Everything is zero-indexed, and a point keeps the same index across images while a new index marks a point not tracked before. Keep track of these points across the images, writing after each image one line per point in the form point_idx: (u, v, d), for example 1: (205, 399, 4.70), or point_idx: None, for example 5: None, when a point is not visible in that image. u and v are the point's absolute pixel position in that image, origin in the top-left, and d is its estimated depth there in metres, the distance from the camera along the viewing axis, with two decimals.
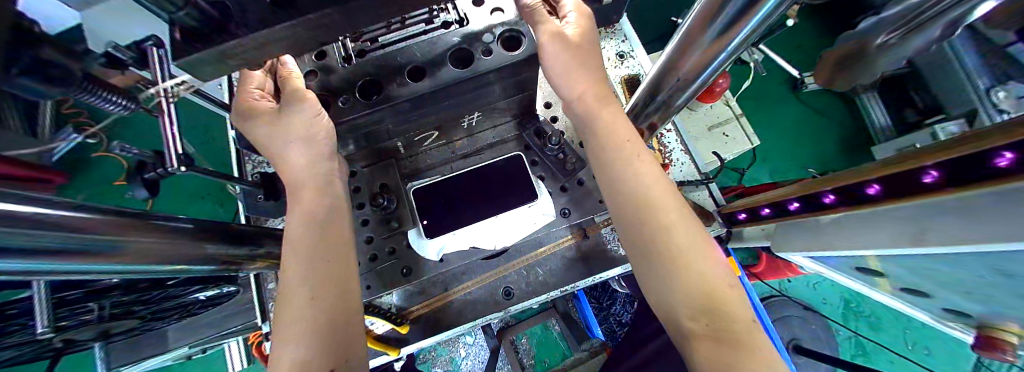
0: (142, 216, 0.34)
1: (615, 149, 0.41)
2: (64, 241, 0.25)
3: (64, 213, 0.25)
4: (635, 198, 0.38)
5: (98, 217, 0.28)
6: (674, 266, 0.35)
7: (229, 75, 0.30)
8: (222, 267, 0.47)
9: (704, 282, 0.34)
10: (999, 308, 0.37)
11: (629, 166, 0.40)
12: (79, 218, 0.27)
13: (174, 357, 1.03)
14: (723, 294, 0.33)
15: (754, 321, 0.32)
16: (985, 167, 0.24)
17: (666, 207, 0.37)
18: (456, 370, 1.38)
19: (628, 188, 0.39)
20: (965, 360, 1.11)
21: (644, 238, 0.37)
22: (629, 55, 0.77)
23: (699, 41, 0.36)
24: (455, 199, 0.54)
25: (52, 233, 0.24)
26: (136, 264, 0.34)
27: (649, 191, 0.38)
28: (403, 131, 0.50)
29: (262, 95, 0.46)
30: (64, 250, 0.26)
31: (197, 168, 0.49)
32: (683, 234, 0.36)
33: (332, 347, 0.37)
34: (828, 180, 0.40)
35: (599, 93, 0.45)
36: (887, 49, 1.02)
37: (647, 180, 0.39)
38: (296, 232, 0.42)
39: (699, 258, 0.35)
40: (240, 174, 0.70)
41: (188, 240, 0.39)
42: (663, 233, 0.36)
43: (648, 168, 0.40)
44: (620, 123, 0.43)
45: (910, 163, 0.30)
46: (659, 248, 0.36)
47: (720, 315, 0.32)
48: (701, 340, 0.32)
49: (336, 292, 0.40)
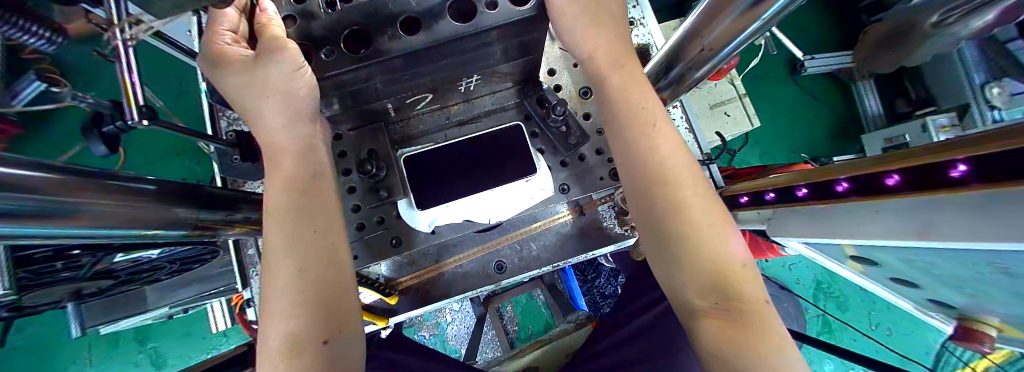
0: (98, 174, 0.29)
1: (632, 120, 0.38)
2: (19, 200, 0.22)
3: (13, 167, 0.22)
4: (651, 174, 0.36)
5: (54, 176, 0.25)
6: (687, 245, 0.34)
7: (191, 9, 0.25)
8: (196, 233, 0.43)
9: (717, 263, 0.33)
10: (983, 299, 0.38)
11: (644, 137, 0.37)
12: (36, 177, 0.23)
13: (156, 316, 1.01)
14: (735, 275, 0.33)
15: (766, 302, 0.32)
16: (1010, 166, 0.22)
17: (682, 182, 0.35)
18: (442, 334, 1.42)
19: (643, 164, 0.37)
20: (930, 345, 1.19)
21: (657, 216, 0.36)
22: (640, 23, 0.71)
23: (728, 12, 0.32)
24: (447, 170, 0.50)
25: (2, 194, 0.21)
26: (102, 227, 0.31)
27: (667, 166, 0.36)
28: (394, 93, 0.45)
29: (236, 40, 0.40)
30: (17, 211, 0.22)
31: (164, 123, 0.43)
32: (698, 212, 0.34)
33: (328, 317, 0.36)
34: (853, 165, 0.38)
35: (615, 60, 0.41)
36: (943, 28, 1.04)
37: (665, 155, 0.37)
38: (276, 201, 0.39)
39: (715, 239, 0.34)
40: (213, 131, 0.64)
41: (157, 203, 0.35)
42: (679, 213, 0.34)
43: (665, 139, 0.37)
44: (639, 95, 0.40)
45: (944, 155, 0.28)
46: (673, 226, 0.34)
47: (729, 295, 0.32)
48: (709, 319, 0.33)
49: (329, 262, 0.38)
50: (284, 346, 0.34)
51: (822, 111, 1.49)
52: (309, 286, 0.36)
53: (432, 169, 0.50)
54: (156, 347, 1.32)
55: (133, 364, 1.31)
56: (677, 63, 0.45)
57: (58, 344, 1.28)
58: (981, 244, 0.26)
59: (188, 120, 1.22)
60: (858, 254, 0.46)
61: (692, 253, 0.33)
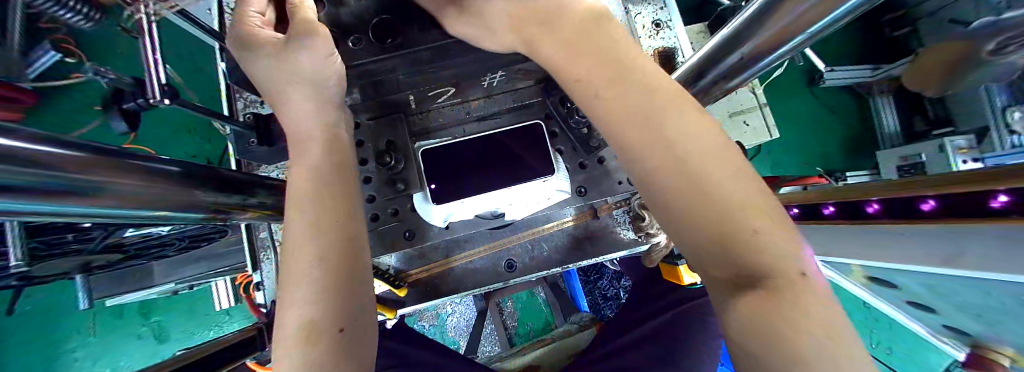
0: (118, 154, 0.29)
1: (615, 63, 0.33)
2: (38, 178, 0.21)
3: (31, 144, 0.21)
4: (638, 118, 0.31)
5: (80, 154, 0.24)
6: (688, 198, 0.28)
7: None
8: (213, 216, 0.43)
9: (727, 221, 0.26)
10: (1003, 329, 0.37)
11: (632, 77, 0.32)
12: (64, 156, 0.23)
13: (162, 291, 1.02)
14: (755, 233, 0.25)
15: (805, 276, 0.24)
16: None
17: (676, 123, 0.30)
18: (442, 325, 1.44)
19: (630, 107, 0.31)
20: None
21: (651, 169, 0.30)
22: (667, 25, 0.69)
23: (772, 22, 0.31)
24: (464, 166, 0.49)
25: (32, 170, 0.20)
26: (122, 208, 0.30)
27: (655, 106, 0.31)
28: (417, 85, 0.44)
29: (264, 22, 0.40)
30: (37, 189, 0.22)
31: (185, 104, 0.43)
32: (697, 156, 0.28)
33: (344, 304, 0.36)
34: (896, 184, 0.37)
35: (595, 16, 0.36)
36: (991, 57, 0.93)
37: (653, 94, 0.31)
38: (302, 187, 0.38)
39: (716, 194, 0.27)
40: (230, 112, 0.63)
41: (177, 185, 0.34)
42: (669, 167, 0.29)
43: (654, 79, 0.32)
44: (626, 48, 0.34)
45: (989, 182, 0.27)
46: (669, 178, 0.29)
47: (747, 261, 0.25)
48: (739, 302, 0.25)
49: (345, 253, 0.38)
50: (297, 331, 0.33)
51: (837, 125, 1.47)
52: (323, 274, 0.35)
53: (450, 165, 0.49)
54: (158, 321, 1.34)
55: (135, 336, 1.33)
56: (708, 71, 0.44)
57: (64, 312, 1.30)
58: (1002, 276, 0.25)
59: (202, 98, 1.21)
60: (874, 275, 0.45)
61: (697, 211, 0.27)
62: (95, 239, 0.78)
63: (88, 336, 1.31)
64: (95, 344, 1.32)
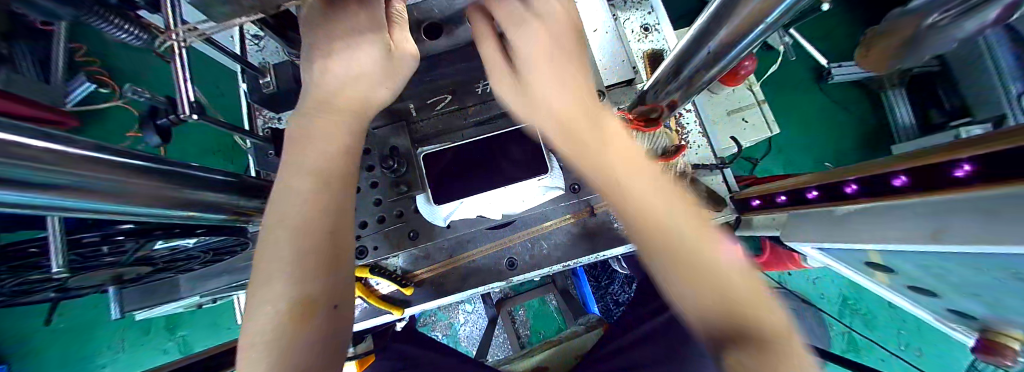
0: (153, 160, 0.32)
1: (592, 115, 0.37)
2: (86, 178, 0.25)
3: (81, 150, 0.24)
4: (611, 166, 0.34)
5: (121, 159, 0.28)
6: (666, 239, 0.29)
7: None
8: (234, 218, 0.47)
9: (700, 264, 0.28)
10: (1003, 308, 0.37)
11: (608, 131, 0.37)
12: (108, 160, 0.27)
13: (187, 305, 1.07)
14: (724, 277, 0.27)
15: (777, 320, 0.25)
16: (1008, 166, 0.23)
17: (644, 175, 0.34)
18: (455, 335, 1.44)
19: (606, 156, 0.35)
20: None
21: (630, 212, 0.32)
22: (655, 29, 0.72)
23: (729, 19, 0.33)
24: (462, 167, 0.52)
25: (78, 169, 0.24)
26: (156, 208, 0.34)
27: (625, 159, 0.35)
28: (416, 93, 0.48)
29: None
30: (83, 187, 0.25)
31: (211, 119, 0.47)
32: (666, 203, 0.32)
33: (326, 283, 0.34)
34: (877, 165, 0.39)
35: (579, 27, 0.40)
36: None
37: (623, 149, 0.36)
38: (297, 148, 0.37)
39: (695, 247, 0.29)
40: (251, 128, 0.68)
41: (204, 189, 0.38)
42: (645, 218, 0.31)
43: (624, 138, 0.37)
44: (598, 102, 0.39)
45: (950, 155, 0.29)
46: (644, 223, 0.31)
47: (727, 305, 0.26)
48: (727, 351, 0.24)
49: (327, 228, 0.36)
50: (286, 309, 0.32)
51: (844, 120, 1.45)
52: (317, 249, 0.34)
53: (450, 167, 0.53)
54: (183, 335, 1.39)
55: (161, 351, 1.38)
56: (686, 66, 0.46)
57: (99, 325, 1.37)
58: (983, 248, 0.26)
59: (228, 119, 1.30)
60: (877, 261, 0.45)
61: (677, 252, 0.29)
62: (128, 252, 0.77)
63: (119, 349, 1.37)
64: (125, 357, 1.37)
